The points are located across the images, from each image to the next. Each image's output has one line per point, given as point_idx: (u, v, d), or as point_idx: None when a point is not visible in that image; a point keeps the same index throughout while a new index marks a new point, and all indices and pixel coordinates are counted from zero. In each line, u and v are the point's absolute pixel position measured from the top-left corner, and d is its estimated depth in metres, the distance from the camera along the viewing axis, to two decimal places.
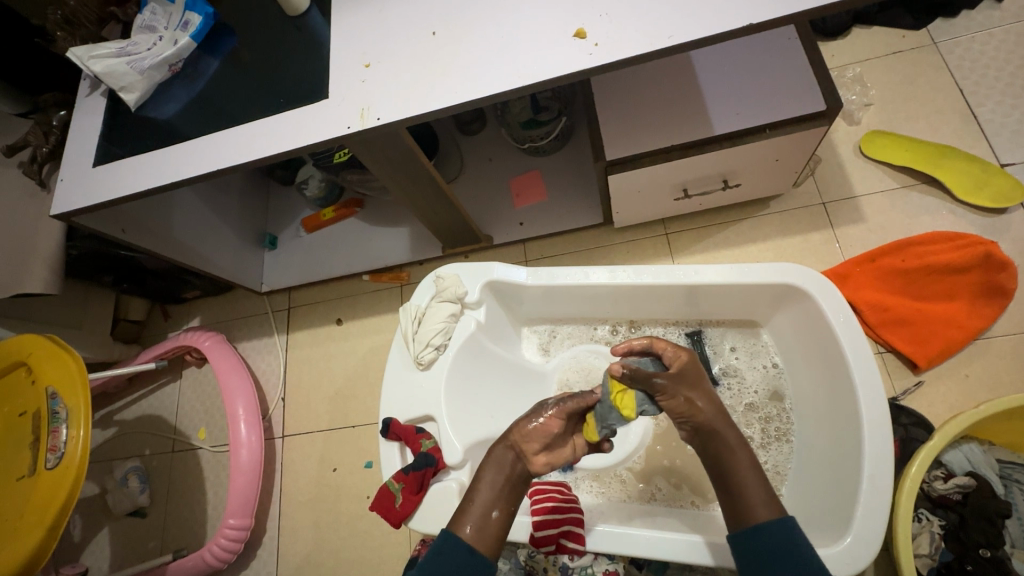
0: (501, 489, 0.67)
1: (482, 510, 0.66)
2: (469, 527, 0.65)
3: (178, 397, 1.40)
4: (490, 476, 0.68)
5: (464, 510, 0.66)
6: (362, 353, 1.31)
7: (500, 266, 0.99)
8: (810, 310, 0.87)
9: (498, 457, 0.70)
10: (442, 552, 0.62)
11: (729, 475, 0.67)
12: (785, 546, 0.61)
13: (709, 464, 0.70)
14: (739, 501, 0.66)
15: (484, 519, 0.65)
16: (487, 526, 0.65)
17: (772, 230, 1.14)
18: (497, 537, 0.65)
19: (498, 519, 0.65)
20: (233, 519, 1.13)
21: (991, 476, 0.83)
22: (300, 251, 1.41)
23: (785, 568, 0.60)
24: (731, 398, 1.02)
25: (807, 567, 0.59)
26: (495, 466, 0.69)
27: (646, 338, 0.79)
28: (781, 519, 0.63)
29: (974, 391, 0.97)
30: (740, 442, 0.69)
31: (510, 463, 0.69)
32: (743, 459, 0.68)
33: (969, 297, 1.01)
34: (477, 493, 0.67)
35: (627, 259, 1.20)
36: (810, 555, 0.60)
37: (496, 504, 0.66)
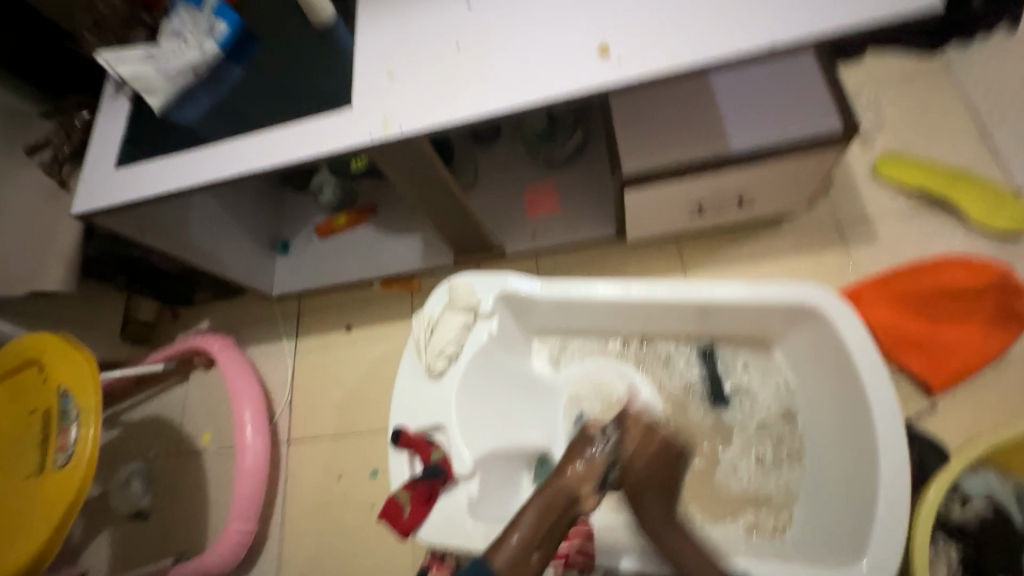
0: (541, 530, 0.71)
1: (519, 547, 0.69)
2: (503, 560, 0.68)
3: (184, 400, 1.39)
4: (536, 507, 0.73)
5: (501, 543, 0.70)
6: (370, 360, 1.31)
7: (515, 277, 1.00)
8: (825, 329, 0.87)
9: (547, 498, 0.74)
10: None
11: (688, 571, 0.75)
12: None
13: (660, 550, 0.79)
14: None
15: (519, 557, 0.68)
16: (521, 563, 0.68)
17: (784, 248, 1.15)
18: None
19: (536, 562, 0.69)
20: (236, 524, 1.12)
21: (1009, 503, 0.80)
22: (311, 257, 1.41)
23: None
24: (742, 416, 1.01)
25: None
26: (545, 504, 0.73)
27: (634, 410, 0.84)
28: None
29: (987, 415, 0.96)
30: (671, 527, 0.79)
31: (558, 507, 0.73)
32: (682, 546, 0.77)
33: (985, 321, 1.00)
34: (520, 530, 0.70)
35: (639, 274, 1.21)
36: None
37: (536, 545, 0.70)
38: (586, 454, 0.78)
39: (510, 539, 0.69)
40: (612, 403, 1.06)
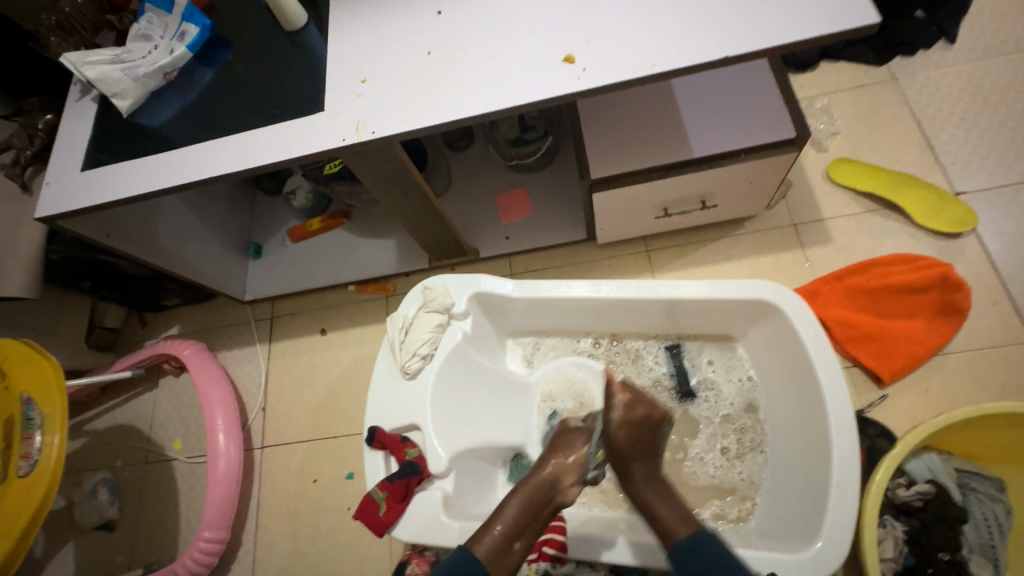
0: (524, 520, 0.72)
1: (502, 536, 0.70)
2: (485, 550, 0.68)
3: (153, 407, 1.37)
4: (520, 499, 0.74)
5: (485, 531, 0.70)
6: (345, 363, 1.31)
7: (488, 278, 1.02)
8: (783, 325, 0.92)
9: (530, 491, 0.75)
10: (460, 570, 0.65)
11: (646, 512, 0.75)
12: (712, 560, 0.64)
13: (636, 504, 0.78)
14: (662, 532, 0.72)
15: (501, 549, 0.69)
16: (502, 554, 0.68)
17: (746, 248, 1.20)
18: (509, 567, 0.68)
19: (518, 549, 0.70)
20: (208, 531, 1.10)
21: (949, 484, 0.86)
22: (285, 261, 1.40)
23: None
24: (707, 409, 1.05)
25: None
26: (531, 491, 0.75)
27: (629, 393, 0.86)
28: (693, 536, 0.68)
29: (933, 404, 1.02)
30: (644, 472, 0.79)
31: (542, 492, 0.75)
32: (654, 498, 0.76)
33: (929, 315, 1.07)
34: (503, 519, 0.71)
35: (610, 275, 1.25)
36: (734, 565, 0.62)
37: (518, 535, 0.70)
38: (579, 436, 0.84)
39: (493, 531, 0.70)
40: (585, 400, 1.08)
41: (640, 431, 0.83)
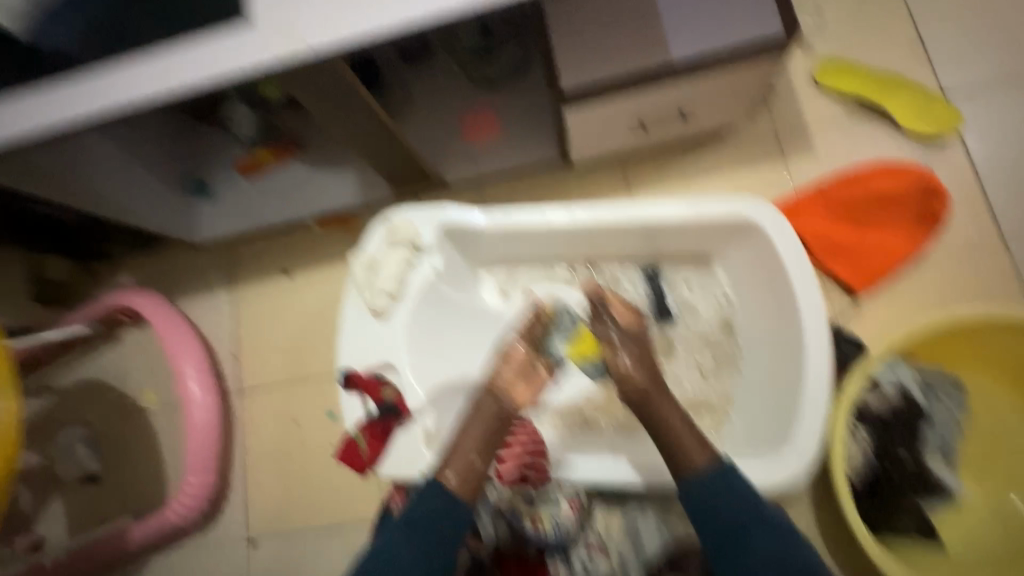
0: (483, 440, 0.73)
1: (462, 463, 0.71)
2: (452, 474, 0.70)
3: (119, 360, 1.32)
4: (481, 423, 0.74)
5: (447, 462, 0.72)
6: (315, 304, 1.26)
7: (454, 208, 0.96)
8: (762, 242, 0.89)
9: (481, 410, 0.74)
10: (424, 503, 0.69)
11: (663, 437, 0.72)
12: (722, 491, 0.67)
13: (649, 428, 0.74)
14: (677, 459, 0.70)
15: (466, 469, 0.71)
16: (468, 473, 0.71)
17: (725, 162, 1.14)
18: (478, 483, 0.71)
19: (482, 464, 0.72)
20: (194, 476, 1.11)
21: (914, 389, 0.90)
22: (235, 199, 1.30)
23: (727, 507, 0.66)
24: (685, 330, 1.05)
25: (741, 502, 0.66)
26: (480, 414, 0.74)
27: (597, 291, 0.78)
28: (719, 469, 0.68)
29: (903, 312, 1.04)
30: (672, 405, 0.73)
31: (491, 410, 0.74)
32: (678, 424, 0.71)
33: (906, 224, 1.06)
34: (460, 445, 0.73)
35: (585, 197, 1.19)
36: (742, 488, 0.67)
37: (477, 450, 0.72)
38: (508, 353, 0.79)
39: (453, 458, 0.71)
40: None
41: (642, 342, 0.76)
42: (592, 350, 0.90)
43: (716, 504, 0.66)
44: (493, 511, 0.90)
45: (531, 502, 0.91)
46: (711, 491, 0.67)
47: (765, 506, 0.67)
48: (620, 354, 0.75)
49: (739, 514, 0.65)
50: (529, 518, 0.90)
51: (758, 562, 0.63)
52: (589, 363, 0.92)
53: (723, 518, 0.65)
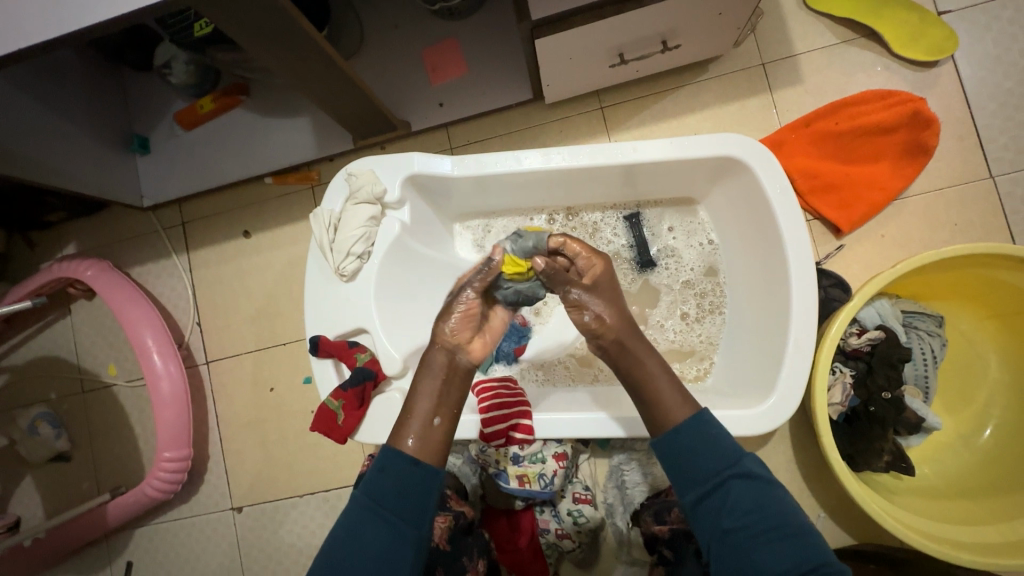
0: (438, 395, 0.67)
1: (420, 422, 0.64)
2: (409, 438, 0.63)
3: (74, 334, 1.24)
4: (432, 381, 0.68)
5: (403, 426, 0.64)
6: (279, 266, 1.18)
7: (420, 156, 0.88)
8: (749, 182, 0.85)
9: (433, 367, 0.69)
10: (386, 470, 0.60)
11: (641, 386, 0.67)
12: (702, 442, 0.61)
13: (622, 379, 0.70)
14: (653, 409, 0.66)
15: (424, 430, 0.64)
16: (426, 434, 0.64)
17: (709, 97, 1.07)
18: (441, 445, 0.64)
19: (441, 425, 0.65)
20: (167, 451, 1.06)
21: (897, 326, 0.89)
22: (181, 154, 1.18)
23: (709, 458, 0.59)
24: (668, 277, 1.02)
25: (725, 454, 0.59)
26: (431, 373, 0.68)
27: (560, 238, 0.72)
28: (698, 415, 0.63)
29: (889, 250, 1.02)
30: (651, 353, 0.69)
31: (446, 367, 0.69)
32: (654, 368, 0.68)
33: (894, 157, 1.02)
34: (415, 406, 0.66)
35: (562, 140, 1.11)
36: (724, 441, 0.61)
37: (436, 411, 0.66)
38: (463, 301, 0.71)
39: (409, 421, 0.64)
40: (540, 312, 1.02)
41: (607, 286, 0.72)
42: (532, 262, 0.72)
43: (691, 457, 0.60)
44: (474, 464, 0.95)
45: (517, 462, 0.87)
46: (689, 441, 0.61)
47: (747, 455, 0.61)
48: (587, 310, 0.71)
49: (718, 466, 0.59)
50: (515, 478, 0.87)
51: (746, 517, 0.56)
52: (528, 280, 0.73)
53: (698, 471, 0.59)
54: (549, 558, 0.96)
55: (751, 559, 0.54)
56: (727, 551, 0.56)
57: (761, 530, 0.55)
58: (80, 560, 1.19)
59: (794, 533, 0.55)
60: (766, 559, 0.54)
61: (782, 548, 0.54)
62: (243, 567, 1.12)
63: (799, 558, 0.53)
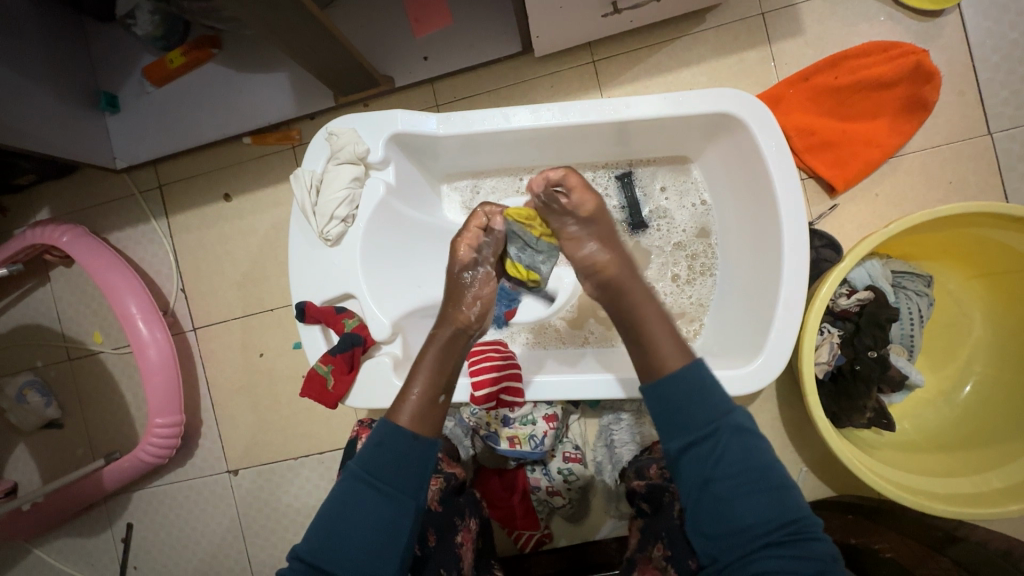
0: (442, 371, 0.67)
1: (422, 399, 0.64)
2: (409, 414, 0.62)
3: (54, 302, 1.21)
4: (435, 345, 0.70)
5: (403, 398, 0.64)
6: (262, 230, 1.14)
7: (405, 113, 0.84)
8: (745, 140, 0.83)
9: (447, 338, 0.71)
10: (384, 445, 0.59)
11: (636, 326, 0.68)
12: (695, 394, 0.59)
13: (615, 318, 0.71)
14: (645, 352, 0.65)
15: (427, 406, 0.63)
16: (427, 410, 0.63)
17: (706, 49, 1.03)
18: (438, 421, 0.63)
19: (445, 402, 0.65)
20: (159, 418, 1.05)
21: (886, 286, 0.90)
22: (154, 113, 1.13)
23: (699, 410, 0.59)
24: (660, 239, 1.00)
25: (717, 409, 0.59)
26: (441, 344, 0.70)
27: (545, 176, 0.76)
28: (695, 363, 0.62)
29: (882, 210, 1.00)
30: (647, 300, 0.69)
31: (456, 337, 0.71)
32: (650, 314, 0.68)
33: (893, 113, 1.00)
34: (417, 381, 0.65)
35: (552, 95, 1.07)
36: (719, 394, 0.60)
37: (441, 388, 0.66)
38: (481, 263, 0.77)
39: (412, 393, 0.64)
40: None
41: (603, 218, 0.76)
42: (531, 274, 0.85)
43: (681, 408, 0.60)
44: (466, 428, 0.95)
45: (507, 425, 0.89)
46: (678, 394, 0.60)
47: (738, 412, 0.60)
48: (585, 243, 0.75)
49: (706, 419, 0.59)
50: (506, 439, 0.89)
51: (730, 471, 0.57)
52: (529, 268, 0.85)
53: (684, 423, 0.59)
54: (541, 515, 0.99)
55: (730, 509, 0.56)
56: (708, 499, 0.57)
57: (742, 484, 0.56)
58: (81, 523, 1.21)
59: (776, 488, 0.56)
60: (745, 510, 0.55)
61: (762, 500, 0.56)
62: (242, 527, 1.15)
63: (777, 510, 0.55)
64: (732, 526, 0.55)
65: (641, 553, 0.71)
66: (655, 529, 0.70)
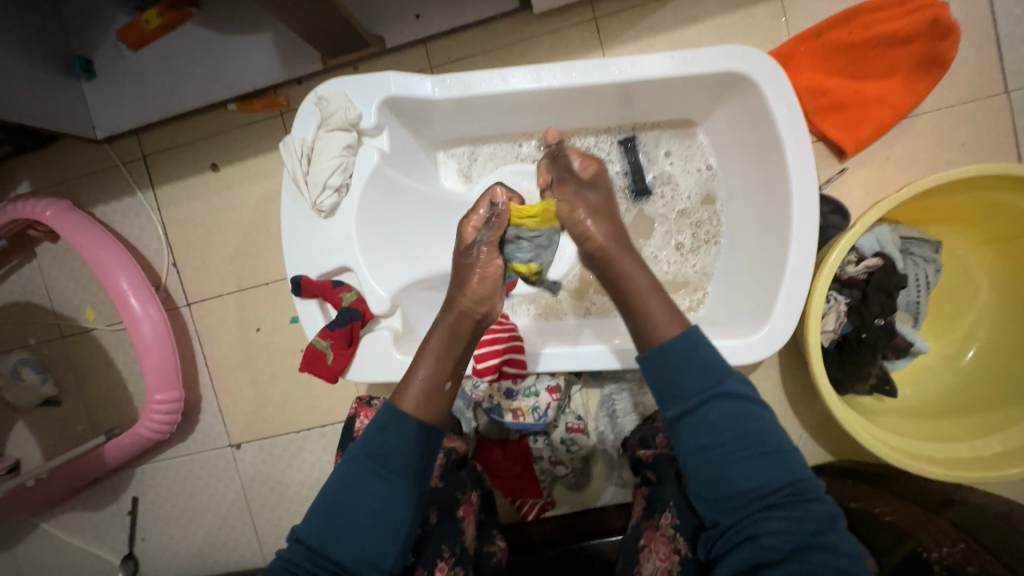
0: (449, 354, 0.65)
1: (429, 380, 0.62)
2: (415, 396, 0.61)
3: (43, 279, 1.18)
4: (443, 332, 0.67)
5: (410, 377, 0.63)
6: (253, 201, 1.11)
7: (397, 75, 0.80)
8: (755, 100, 0.79)
9: (453, 322, 0.68)
10: (388, 429, 0.57)
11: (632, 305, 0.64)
12: (689, 362, 0.58)
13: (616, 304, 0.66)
14: (643, 325, 0.62)
15: (432, 390, 0.62)
16: (433, 396, 0.61)
17: (714, 4, 0.98)
18: (444, 407, 0.62)
19: (451, 389, 0.64)
20: (158, 394, 1.04)
21: (895, 253, 0.88)
22: (133, 78, 1.08)
23: (692, 378, 0.57)
24: (663, 206, 0.98)
25: (713, 373, 0.57)
26: (449, 329, 0.67)
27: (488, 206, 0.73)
28: (688, 333, 0.60)
29: (892, 173, 0.98)
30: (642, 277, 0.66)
31: (463, 326, 0.68)
32: (643, 289, 0.64)
33: (908, 72, 0.96)
34: (423, 363, 0.64)
35: (552, 55, 1.01)
36: (713, 358, 0.58)
37: (448, 374, 0.64)
38: (475, 254, 0.72)
39: (419, 373, 0.63)
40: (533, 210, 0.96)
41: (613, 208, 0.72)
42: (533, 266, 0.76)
43: (677, 375, 0.58)
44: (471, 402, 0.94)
45: (510, 397, 0.89)
46: (675, 362, 0.58)
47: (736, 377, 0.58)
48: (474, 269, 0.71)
49: (700, 386, 0.57)
50: (508, 412, 0.88)
51: (725, 434, 0.54)
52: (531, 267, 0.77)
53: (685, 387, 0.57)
54: (544, 483, 0.99)
55: (726, 473, 0.54)
56: (707, 467, 0.55)
57: (736, 443, 0.54)
58: (86, 496, 1.21)
59: (770, 447, 0.54)
60: (743, 473, 0.53)
61: (759, 461, 0.53)
62: (247, 499, 1.16)
63: (780, 473, 0.53)
64: (729, 490, 0.53)
65: (647, 522, 0.71)
66: (660, 498, 0.71)
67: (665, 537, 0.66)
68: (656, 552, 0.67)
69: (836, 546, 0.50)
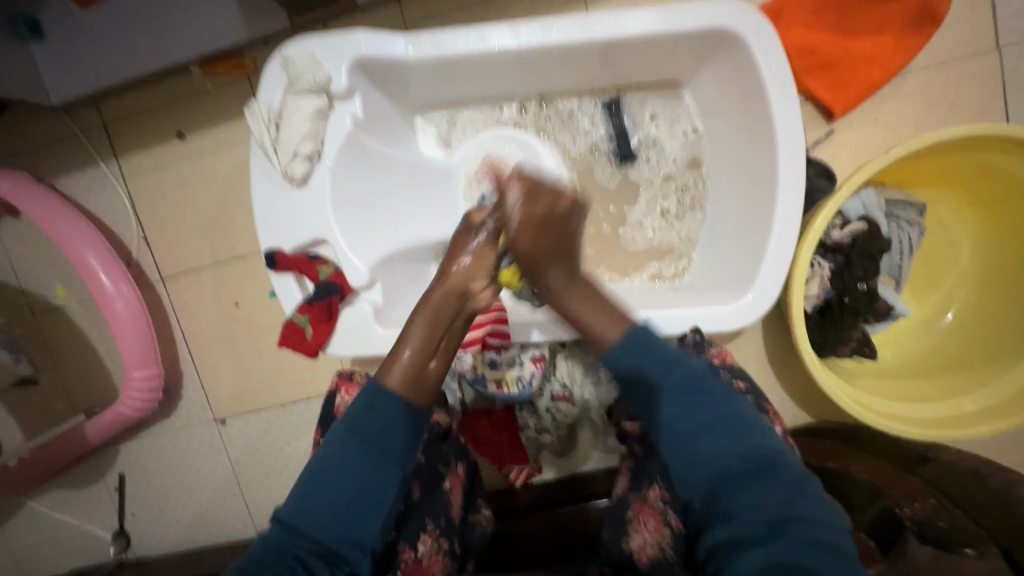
0: (437, 333, 0.62)
1: (413, 361, 0.60)
2: (399, 376, 0.59)
3: (7, 255, 1.14)
4: (425, 313, 0.63)
5: (394, 358, 0.60)
6: (223, 171, 1.06)
7: (368, 33, 0.76)
8: (742, 58, 0.76)
9: (439, 302, 0.65)
10: (374, 409, 0.56)
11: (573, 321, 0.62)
12: (649, 353, 0.57)
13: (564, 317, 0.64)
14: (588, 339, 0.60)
15: (418, 371, 0.60)
16: (416, 378, 0.59)
17: None
18: (429, 387, 0.60)
19: (436, 369, 0.61)
20: (136, 371, 1.02)
21: (879, 217, 0.88)
22: (86, 40, 1.01)
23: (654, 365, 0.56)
24: (649, 170, 0.95)
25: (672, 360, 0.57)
26: (434, 306, 0.64)
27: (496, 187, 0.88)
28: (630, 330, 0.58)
29: (879, 135, 0.96)
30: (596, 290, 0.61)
31: (450, 305, 0.64)
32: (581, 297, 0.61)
33: (900, 28, 0.92)
34: (409, 340, 0.61)
35: (533, 12, 0.96)
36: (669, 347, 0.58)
37: (433, 352, 0.61)
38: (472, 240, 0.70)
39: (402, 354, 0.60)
40: None
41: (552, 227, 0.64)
42: None
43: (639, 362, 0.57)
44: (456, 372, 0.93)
45: (494, 367, 0.88)
46: (631, 356, 0.57)
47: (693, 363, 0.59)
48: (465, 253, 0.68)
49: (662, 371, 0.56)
50: (493, 382, 0.88)
51: (694, 417, 0.55)
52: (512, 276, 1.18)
53: (641, 375, 0.57)
54: (529, 449, 1.00)
55: (695, 449, 0.54)
56: (680, 448, 0.54)
57: (703, 423, 0.54)
58: (71, 474, 1.21)
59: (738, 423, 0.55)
60: (713, 450, 0.53)
61: (729, 437, 0.54)
62: (235, 472, 1.16)
63: (750, 446, 0.54)
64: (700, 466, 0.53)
65: (635, 494, 0.72)
66: (648, 471, 0.71)
67: (654, 509, 0.68)
68: (645, 524, 0.69)
69: (812, 515, 0.50)
